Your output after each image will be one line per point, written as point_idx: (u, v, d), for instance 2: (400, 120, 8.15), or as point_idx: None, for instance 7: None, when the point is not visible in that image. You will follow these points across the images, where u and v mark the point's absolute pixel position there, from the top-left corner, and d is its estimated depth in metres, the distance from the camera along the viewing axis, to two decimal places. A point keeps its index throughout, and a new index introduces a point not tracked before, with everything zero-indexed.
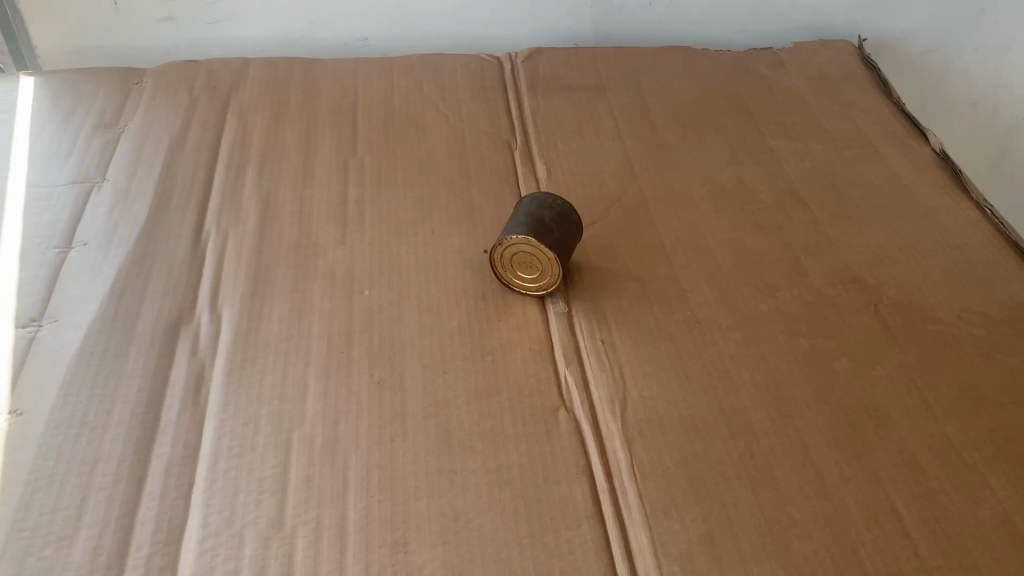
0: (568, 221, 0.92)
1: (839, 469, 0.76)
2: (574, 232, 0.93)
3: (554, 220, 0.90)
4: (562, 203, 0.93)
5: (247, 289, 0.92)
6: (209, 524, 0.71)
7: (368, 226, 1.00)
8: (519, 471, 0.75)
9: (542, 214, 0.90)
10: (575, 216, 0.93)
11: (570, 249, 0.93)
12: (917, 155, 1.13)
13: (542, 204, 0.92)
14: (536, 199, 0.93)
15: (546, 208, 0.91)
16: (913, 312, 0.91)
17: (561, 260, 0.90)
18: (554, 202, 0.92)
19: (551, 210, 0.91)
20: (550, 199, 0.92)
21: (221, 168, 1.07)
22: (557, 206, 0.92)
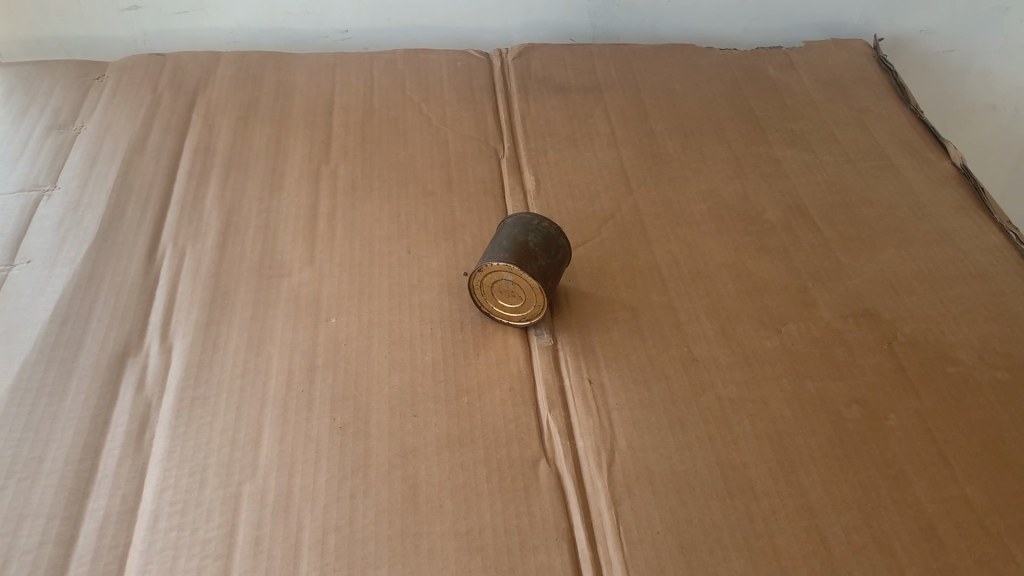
0: (555, 246, 0.84)
1: (847, 537, 0.68)
2: (562, 258, 0.85)
3: (539, 245, 0.82)
4: (549, 226, 0.84)
5: (202, 315, 0.84)
6: None
7: (339, 243, 0.92)
8: (492, 536, 0.68)
9: (526, 239, 0.82)
10: (563, 241, 0.85)
11: (557, 276, 0.85)
12: (937, 170, 1.04)
13: (526, 227, 0.83)
14: (521, 221, 0.84)
15: (531, 231, 0.83)
16: (930, 352, 0.83)
17: (546, 290, 0.82)
18: (540, 225, 0.84)
19: (537, 234, 0.83)
20: (536, 221, 0.84)
21: (182, 176, 0.99)
22: (543, 229, 0.84)
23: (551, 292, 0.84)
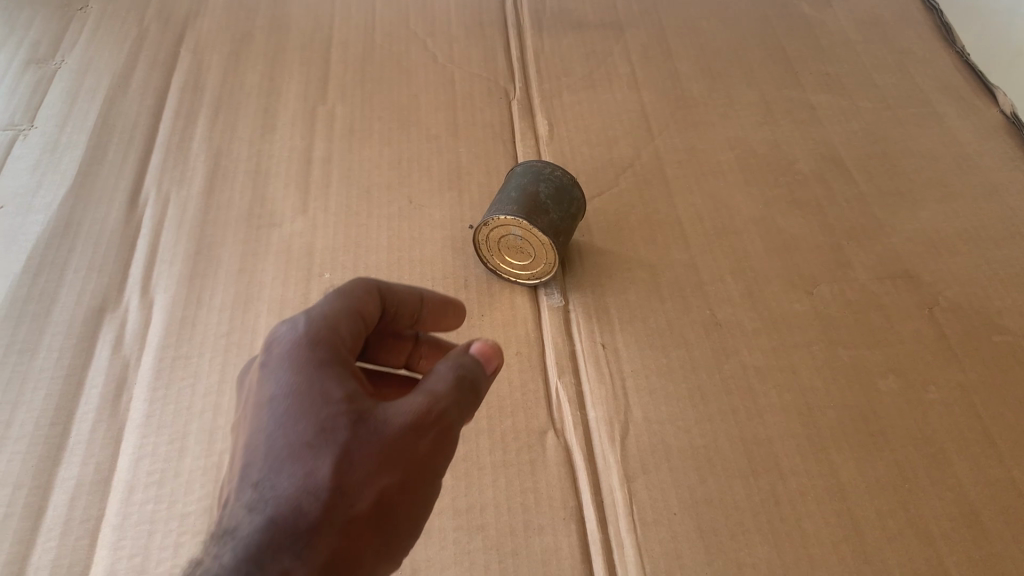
0: (568, 199, 0.77)
1: (881, 522, 0.63)
2: (575, 212, 0.78)
3: (550, 197, 0.75)
4: (563, 176, 0.77)
5: (185, 268, 0.78)
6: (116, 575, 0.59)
7: (335, 191, 0.86)
8: (494, 514, 0.62)
9: (536, 189, 0.75)
10: (577, 193, 0.78)
11: (570, 232, 0.78)
12: (984, 118, 0.96)
13: (537, 177, 0.76)
14: (532, 171, 0.77)
15: (542, 181, 0.76)
16: (974, 318, 0.76)
17: (557, 246, 0.75)
18: (552, 175, 0.77)
19: (548, 184, 0.76)
20: (548, 170, 0.77)
21: (168, 117, 0.92)
22: (556, 179, 0.77)
23: (562, 248, 0.77)
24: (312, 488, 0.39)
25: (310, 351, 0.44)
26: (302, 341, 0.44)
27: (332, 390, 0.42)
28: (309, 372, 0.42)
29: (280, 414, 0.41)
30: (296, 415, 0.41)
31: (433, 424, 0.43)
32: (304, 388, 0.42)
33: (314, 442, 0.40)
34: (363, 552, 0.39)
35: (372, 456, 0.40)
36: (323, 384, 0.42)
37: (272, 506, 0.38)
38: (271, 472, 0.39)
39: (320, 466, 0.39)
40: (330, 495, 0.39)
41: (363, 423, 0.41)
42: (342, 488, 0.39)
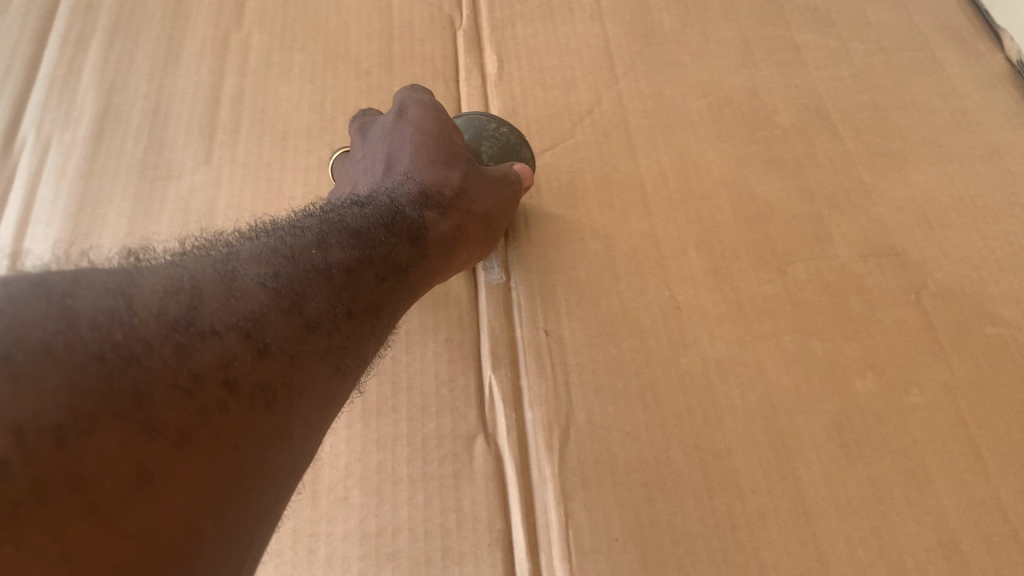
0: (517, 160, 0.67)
1: (850, 552, 0.55)
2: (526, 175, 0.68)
3: (493, 160, 0.66)
4: (511, 132, 0.67)
5: (65, 229, 0.68)
6: None
7: (245, 138, 0.74)
8: (408, 540, 0.54)
9: (478, 150, 0.66)
10: (529, 152, 0.68)
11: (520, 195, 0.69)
12: (987, 66, 0.85)
13: (480, 132, 0.66)
14: (474, 123, 0.67)
15: (483, 138, 0.66)
16: (965, 306, 0.67)
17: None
18: (496, 132, 0.67)
19: (492, 141, 0.66)
20: (493, 124, 0.67)
21: (54, 43, 0.80)
22: (501, 137, 0.67)
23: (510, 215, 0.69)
24: (448, 184, 0.59)
25: (442, 112, 0.64)
26: (431, 105, 0.64)
27: (459, 138, 0.63)
28: (445, 121, 0.63)
29: (422, 132, 0.61)
30: (440, 139, 0.61)
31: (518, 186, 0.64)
32: (443, 127, 0.62)
33: (449, 157, 0.61)
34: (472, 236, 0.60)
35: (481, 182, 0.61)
36: (449, 129, 0.63)
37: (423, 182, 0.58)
38: (419, 166, 0.59)
39: (453, 174, 0.60)
40: (459, 191, 0.59)
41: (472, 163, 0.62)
42: (465, 189, 0.60)
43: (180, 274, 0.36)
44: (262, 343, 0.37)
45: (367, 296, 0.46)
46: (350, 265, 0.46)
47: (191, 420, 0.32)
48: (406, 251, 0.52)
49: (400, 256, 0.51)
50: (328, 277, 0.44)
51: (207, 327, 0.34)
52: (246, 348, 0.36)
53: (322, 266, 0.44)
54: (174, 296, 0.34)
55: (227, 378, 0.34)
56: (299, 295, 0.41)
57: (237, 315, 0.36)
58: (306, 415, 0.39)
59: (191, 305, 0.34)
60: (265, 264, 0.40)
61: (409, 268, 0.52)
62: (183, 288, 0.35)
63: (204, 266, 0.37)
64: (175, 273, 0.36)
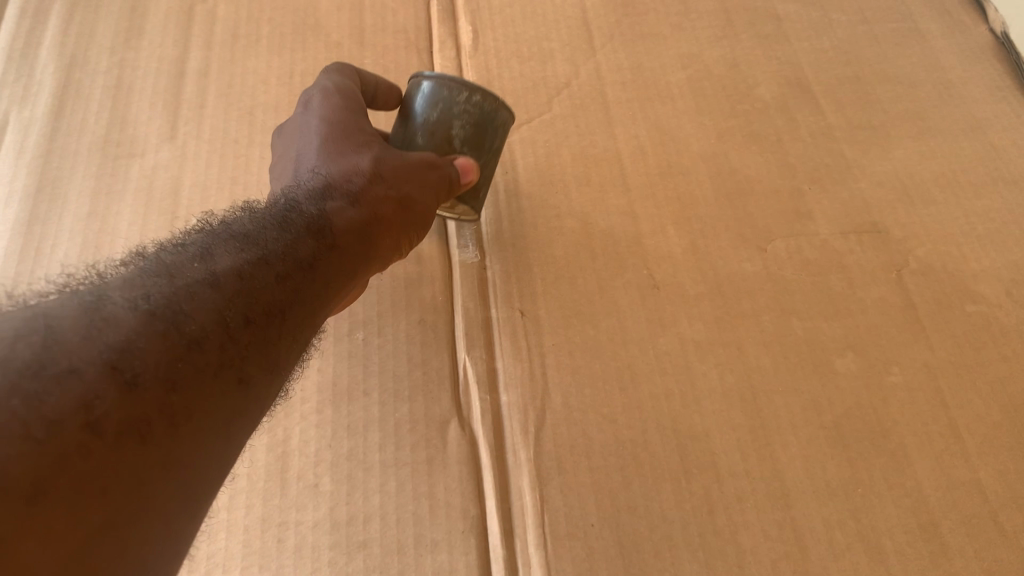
0: (493, 127, 0.59)
1: (829, 536, 0.54)
2: (506, 128, 0.61)
3: (467, 143, 0.59)
4: (487, 100, 0.57)
5: (24, 209, 0.65)
6: None
7: (211, 112, 0.72)
8: (380, 528, 0.53)
9: (449, 135, 0.58)
10: (507, 110, 0.59)
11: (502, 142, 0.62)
12: (971, 37, 0.84)
13: (449, 110, 0.57)
14: (441, 91, 0.57)
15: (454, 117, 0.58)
16: (947, 284, 0.66)
17: (481, 187, 0.62)
18: (469, 108, 0.57)
19: (464, 122, 0.58)
20: (464, 92, 0.56)
21: (11, 15, 0.77)
22: (475, 112, 0.57)
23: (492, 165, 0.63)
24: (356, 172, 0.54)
25: (347, 100, 0.59)
26: (336, 92, 0.59)
27: (367, 125, 0.58)
28: (350, 110, 0.58)
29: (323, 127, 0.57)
30: (344, 134, 0.57)
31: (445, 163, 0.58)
32: (348, 118, 0.58)
33: (355, 146, 0.56)
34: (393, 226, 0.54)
35: (396, 164, 0.56)
36: (359, 120, 0.58)
37: (326, 176, 0.53)
38: (323, 163, 0.55)
39: (360, 161, 0.55)
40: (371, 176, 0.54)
41: (389, 150, 0.57)
42: (377, 174, 0.54)
43: (32, 317, 0.31)
44: (130, 374, 0.31)
45: (273, 300, 0.41)
46: (242, 268, 0.40)
47: (49, 471, 0.27)
48: (311, 245, 0.46)
49: (305, 253, 0.45)
50: (216, 284, 0.38)
51: (65, 366, 0.30)
52: (112, 381, 0.30)
53: (206, 275, 0.38)
54: (21, 338, 0.29)
55: (93, 419, 0.29)
56: (184, 312, 0.35)
57: (98, 348, 0.31)
58: (207, 448, 0.33)
59: (45, 346, 0.30)
60: (136, 286, 0.35)
61: (319, 260, 0.46)
62: (34, 328, 0.30)
63: (60, 302, 0.33)
64: (26, 315, 0.31)
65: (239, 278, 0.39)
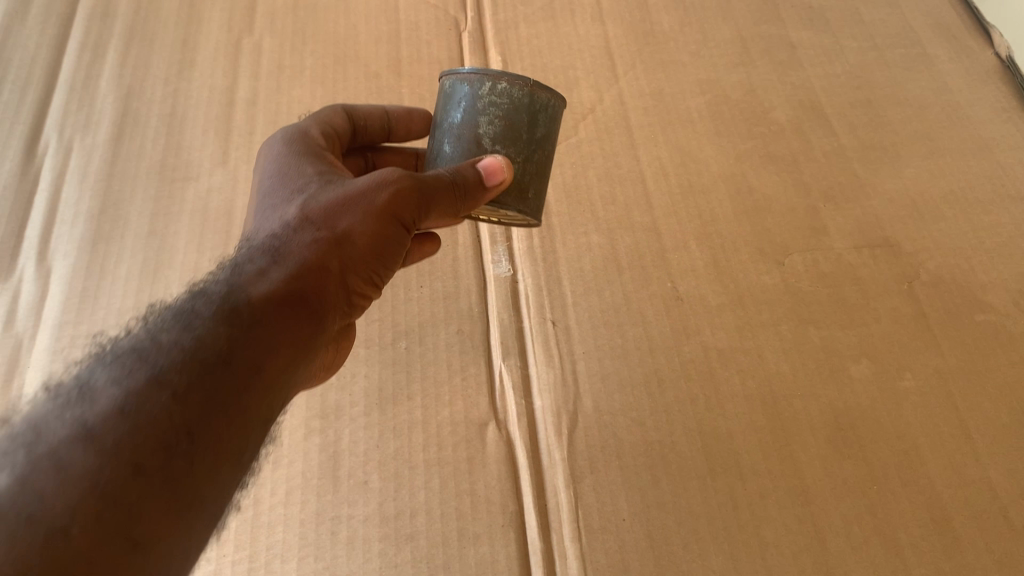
0: (531, 120, 0.53)
1: (846, 530, 0.58)
2: (552, 123, 0.55)
3: (499, 140, 0.53)
4: (515, 89, 0.52)
5: (89, 229, 0.70)
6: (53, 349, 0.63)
7: (260, 138, 0.77)
8: (426, 522, 0.57)
9: (477, 135, 0.53)
10: (546, 98, 0.54)
11: (554, 140, 0.57)
12: (977, 62, 0.88)
13: (471, 106, 0.53)
14: (462, 88, 0.54)
15: (480, 112, 0.53)
16: (956, 294, 0.70)
17: (530, 191, 0.56)
18: (492, 99, 0.52)
19: (490, 115, 0.53)
20: (486, 83, 0.53)
21: (72, 49, 0.82)
22: (502, 103, 0.52)
23: (546, 167, 0.57)
24: (289, 220, 0.49)
25: (287, 166, 0.55)
26: (276, 165, 0.55)
27: (305, 180, 0.53)
28: (288, 174, 0.54)
29: (264, 185, 0.54)
30: (280, 201, 0.52)
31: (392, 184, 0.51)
32: (286, 183, 0.53)
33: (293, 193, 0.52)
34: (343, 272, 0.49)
35: (331, 210, 0.50)
36: (303, 164, 0.55)
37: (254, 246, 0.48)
38: (257, 235, 0.50)
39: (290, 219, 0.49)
40: (307, 220, 0.49)
41: (334, 184, 0.52)
42: (314, 216, 0.49)
43: None
44: None
45: (181, 420, 0.35)
46: (122, 398, 0.34)
47: None
48: (224, 331, 0.40)
49: (214, 343, 0.39)
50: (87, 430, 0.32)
51: None
52: None
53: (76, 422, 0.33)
54: None
55: None
56: (37, 494, 0.30)
57: None
58: None
59: None
60: None
61: (234, 347, 0.40)
62: None
63: None
64: None
65: (122, 412, 0.34)
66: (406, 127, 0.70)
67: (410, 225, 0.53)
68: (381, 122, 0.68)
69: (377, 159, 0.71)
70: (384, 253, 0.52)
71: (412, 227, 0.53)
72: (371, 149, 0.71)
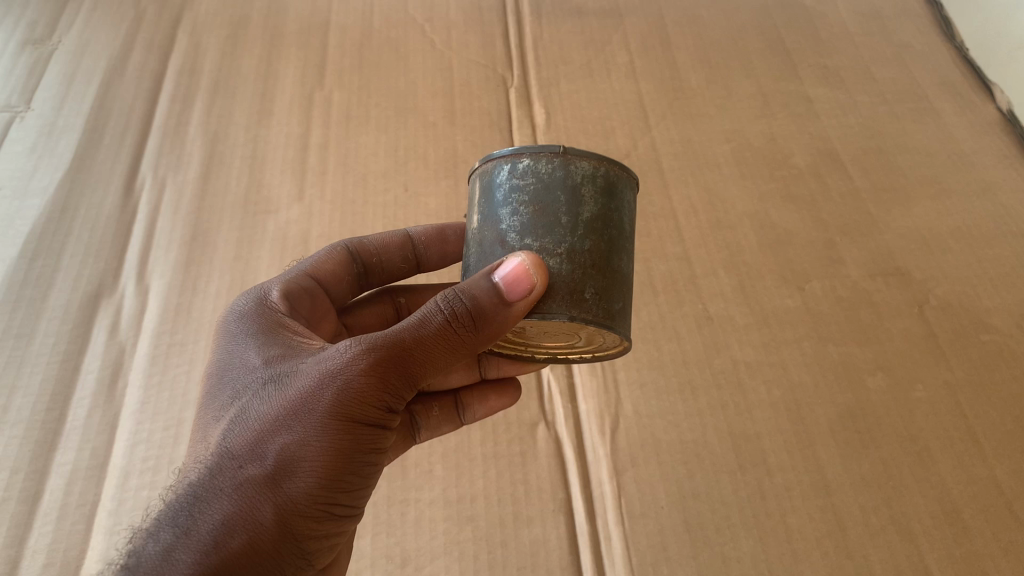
0: (568, 200, 0.47)
1: (865, 519, 0.64)
2: (610, 203, 0.48)
3: (528, 233, 0.47)
4: (542, 164, 0.47)
5: (181, 254, 0.79)
6: (152, 359, 0.71)
7: (331, 178, 0.86)
8: (485, 505, 0.63)
9: (501, 232, 0.47)
10: (588, 169, 0.48)
11: (621, 230, 0.49)
12: (980, 115, 0.96)
13: (494, 198, 0.48)
14: (487, 179, 0.49)
15: (504, 204, 0.48)
16: (963, 317, 0.77)
17: (588, 291, 0.47)
18: (515, 181, 0.48)
19: (514, 203, 0.47)
20: (508, 167, 0.48)
21: (164, 100, 0.92)
22: (527, 182, 0.47)
23: (615, 266, 0.48)
24: (215, 455, 0.43)
25: (236, 360, 0.49)
26: (228, 361, 0.49)
27: (249, 380, 0.46)
28: (236, 372, 0.48)
29: (213, 389, 0.49)
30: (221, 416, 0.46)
31: (333, 379, 0.43)
32: (234, 385, 0.47)
33: (229, 408, 0.46)
34: (291, 508, 0.42)
35: (260, 430, 0.43)
36: (247, 356, 0.48)
37: (176, 499, 0.42)
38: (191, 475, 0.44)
39: (215, 456, 0.43)
40: (233, 453, 0.42)
41: (274, 382, 0.45)
42: (241, 445, 0.43)
43: None
44: None
45: None
46: None
47: None
48: None
49: None
50: None
51: None
52: None
53: None
54: None
55: None
56: None
57: None
58: None
59: None
60: None
61: None
62: None
63: None
64: None
65: None
66: (436, 250, 0.69)
67: (385, 407, 0.45)
68: (401, 252, 0.68)
69: (410, 304, 0.71)
70: (356, 455, 0.45)
71: (392, 405, 0.45)
72: (401, 293, 0.71)
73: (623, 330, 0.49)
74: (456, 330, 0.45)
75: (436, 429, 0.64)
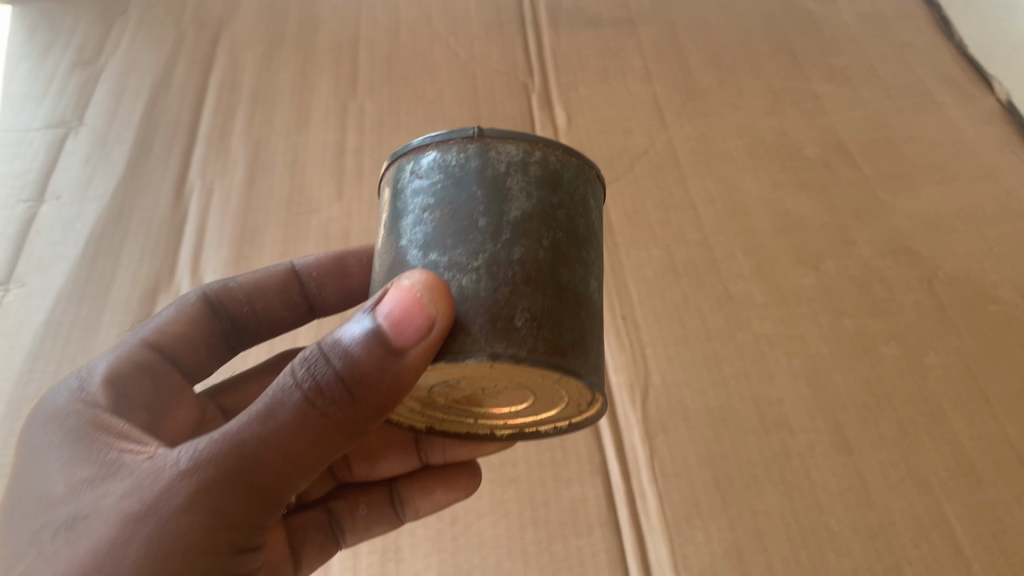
0: (484, 196, 0.45)
1: (884, 473, 0.68)
2: (545, 196, 0.46)
3: (437, 242, 0.44)
4: (453, 154, 0.46)
5: (231, 251, 0.84)
6: None
7: (367, 179, 0.92)
8: (525, 469, 0.68)
9: (407, 250, 0.45)
10: (512, 155, 0.46)
11: (567, 231, 0.47)
12: (981, 106, 1.01)
13: (401, 214, 0.47)
14: (396, 195, 0.48)
15: (412, 214, 0.46)
16: (971, 290, 0.81)
17: (518, 313, 0.43)
18: (424, 180, 0.47)
19: (422, 208, 0.46)
20: (415, 175, 0.47)
21: (207, 114, 0.98)
22: (437, 178, 0.46)
23: (558, 280, 0.45)
24: None
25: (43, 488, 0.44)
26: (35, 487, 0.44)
27: (58, 516, 0.42)
28: (44, 506, 0.43)
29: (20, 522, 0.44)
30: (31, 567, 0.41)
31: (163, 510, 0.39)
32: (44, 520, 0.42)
33: (29, 557, 0.41)
34: None
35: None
36: (56, 479, 0.44)
37: None
38: None
39: None
40: None
41: (87, 520, 0.40)
42: None
43: None
44: None
45: None
46: None
47: None
48: None
49: None
50: None
51: None
52: None
53: None
54: None
55: None
56: None
57: None
58: None
59: None
60: None
61: None
62: None
63: None
64: None
65: None
66: (332, 287, 0.68)
67: (240, 519, 0.41)
68: (284, 293, 0.67)
69: None
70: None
71: (248, 514, 0.41)
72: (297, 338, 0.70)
73: (573, 358, 0.45)
74: (318, 414, 0.41)
75: (366, 532, 0.63)
